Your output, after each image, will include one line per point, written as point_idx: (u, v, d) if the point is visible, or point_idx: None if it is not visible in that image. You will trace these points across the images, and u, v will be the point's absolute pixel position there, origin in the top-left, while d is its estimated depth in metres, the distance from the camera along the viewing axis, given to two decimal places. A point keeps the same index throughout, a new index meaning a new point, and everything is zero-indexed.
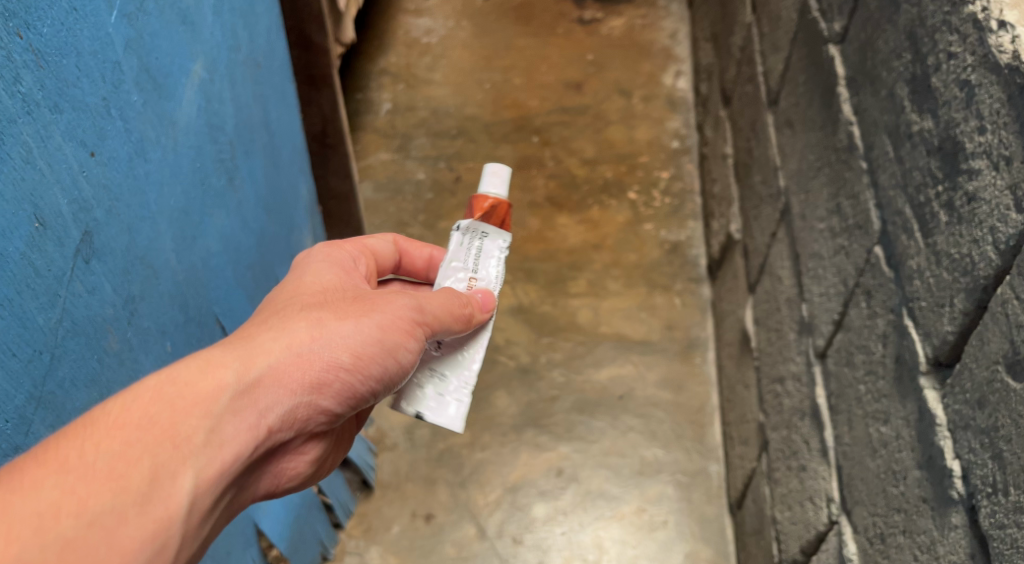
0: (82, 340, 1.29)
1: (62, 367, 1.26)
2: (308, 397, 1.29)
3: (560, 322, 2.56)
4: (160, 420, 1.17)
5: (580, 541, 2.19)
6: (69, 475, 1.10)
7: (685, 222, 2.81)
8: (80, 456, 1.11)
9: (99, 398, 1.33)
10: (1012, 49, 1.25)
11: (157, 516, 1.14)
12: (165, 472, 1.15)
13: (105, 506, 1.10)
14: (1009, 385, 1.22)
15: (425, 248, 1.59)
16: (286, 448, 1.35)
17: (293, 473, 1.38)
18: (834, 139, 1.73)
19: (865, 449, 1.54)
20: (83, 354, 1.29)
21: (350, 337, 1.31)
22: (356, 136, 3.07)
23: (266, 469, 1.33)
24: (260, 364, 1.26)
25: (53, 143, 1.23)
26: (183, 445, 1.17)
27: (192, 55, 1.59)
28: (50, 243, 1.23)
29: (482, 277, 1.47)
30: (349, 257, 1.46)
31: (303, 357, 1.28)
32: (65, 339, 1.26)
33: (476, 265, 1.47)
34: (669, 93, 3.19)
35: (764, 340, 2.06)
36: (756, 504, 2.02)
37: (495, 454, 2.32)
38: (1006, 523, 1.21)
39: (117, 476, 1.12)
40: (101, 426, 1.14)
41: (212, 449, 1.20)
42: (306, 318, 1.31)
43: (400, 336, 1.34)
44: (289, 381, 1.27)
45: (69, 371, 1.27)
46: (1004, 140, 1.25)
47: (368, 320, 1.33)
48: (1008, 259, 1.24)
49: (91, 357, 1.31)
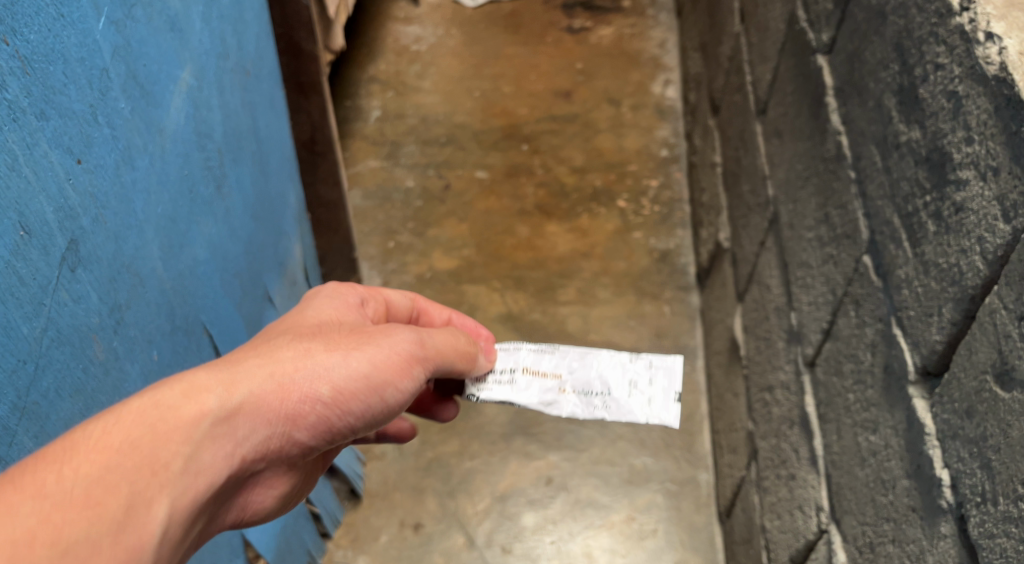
0: (67, 350, 1.28)
1: (46, 377, 1.25)
2: (285, 428, 1.26)
3: (549, 330, 2.57)
4: (140, 444, 1.13)
5: (569, 550, 2.18)
6: (46, 502, 1.06)
7: (674, 230, 2.81)
8: (58, 482, 1.07)
9: (84, 408, 1.32)
10: (999, 61, 1.25)
11: (130, 546, 1.10)
12: (141, 500, 1.12)
13: (78, 535, 1.06)
14: (997, 394, 1.23)
15: (446, 311, 1.63)
16: (259, 481, 1.33)
17: (256, 506, 1.34)
18: (822, 148, 1.74)
19: (854, 457, 1.54)
20: (67, 363, 1.28)
21: (336, 371, 1.29)
22: (345, 144, 3.06)
23: (236, 500, 1.31)
24: (243, 390, 1.22)
25: (39, 151, 1.23)
26: (161, 472, 1.14)
27: (180, 61, 1.59)
28: (35, 251, 1.22)
29: (518, 364, 1.45)
30: (357, 297, 1.48)
31: (288, 387, 1.26)
32: (50, 349, 1.25)
33: (509, 369, 1.46)
34: (658, 102, 3.20)
35: (753, 348, 2.07)
36: (745, 512, 2.02)
37: (484, 463, 2.32)
38: (996, 532, 1.21)
39: (94, 503, 1.08)
40: (80, 450, 1.10)
41: (188, 477, 1.17)
42: (293, 348, 1.28)
43: (393, 373, 1.34)
44: (267, 410, 1.24)
45: (53, 381, 1.26)
46: (992, 152, 1.25)
47: (359, 354, 1.31)
48: (996, 269, 1.25)
49: (76, 366, 1.30)
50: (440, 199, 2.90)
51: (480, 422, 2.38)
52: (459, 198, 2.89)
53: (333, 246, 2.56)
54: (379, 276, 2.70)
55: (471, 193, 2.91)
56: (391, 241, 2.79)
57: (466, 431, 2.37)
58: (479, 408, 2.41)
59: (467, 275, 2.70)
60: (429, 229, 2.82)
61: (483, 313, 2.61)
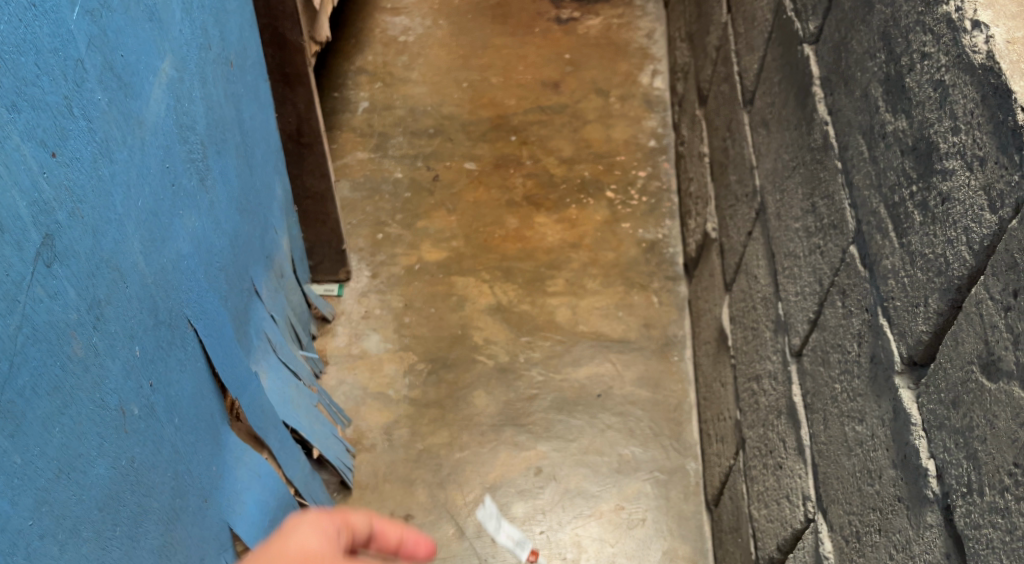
0: (44, 347, 1.28)
1: (23, 374, 1.24)
2: None
3: (538, 321, 2.58)
4: None
5: (558, 540, 2.18)
6: None
7: (662, 221, 2.82)
8: None
9: (62, 406, 1.31)
10: (986, 49, 1.26)
11: None
12: None
13: None
14: (983, 385, 1.24)
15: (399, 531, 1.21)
16: None
17: None
18: (809, 139, 1.75)
19: (841, 447, 1.55)
20: (44, 361, 1.28)
21: None
22: (333, 135, 3.05)
23: None
24: None
25: (12, 144, 1.22)
26: None
27: (160, 53, 1.58)
28: (9, 247, 1.22)
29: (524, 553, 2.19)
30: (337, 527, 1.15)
31: None
32: (25, 346, 1.25)
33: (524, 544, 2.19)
34: (646, 92, 3.21)
35: (740, 337, 2.08)
36: (732, 501, 2.03)
37: (473, 454, 2.32)
38: (981, 523, 1.22)
39: None
40: None
41: None
42: None
43: None
44: None
45: (29, 378, 1.25)
46: (978, 141, 1.26)
47: None
48: (982, 259, 1.26)
49: (55, 364, 1.30)
50: (429, 190, 2.89)
51: (469, 413, 2.39)
52: (447, 189, 2.89)
53: (321, 238, 2.56)
54: (367, 268, 2.69)
55: (459, 184, 2.91)
56: (380, 233, 2.78)
57: (455, 422, 2.37)
58: (469, 399, 2.41)
59: (455, 266, 2.70)
60: (418, 220, 2.81)
61: (472, 304, 2.61)
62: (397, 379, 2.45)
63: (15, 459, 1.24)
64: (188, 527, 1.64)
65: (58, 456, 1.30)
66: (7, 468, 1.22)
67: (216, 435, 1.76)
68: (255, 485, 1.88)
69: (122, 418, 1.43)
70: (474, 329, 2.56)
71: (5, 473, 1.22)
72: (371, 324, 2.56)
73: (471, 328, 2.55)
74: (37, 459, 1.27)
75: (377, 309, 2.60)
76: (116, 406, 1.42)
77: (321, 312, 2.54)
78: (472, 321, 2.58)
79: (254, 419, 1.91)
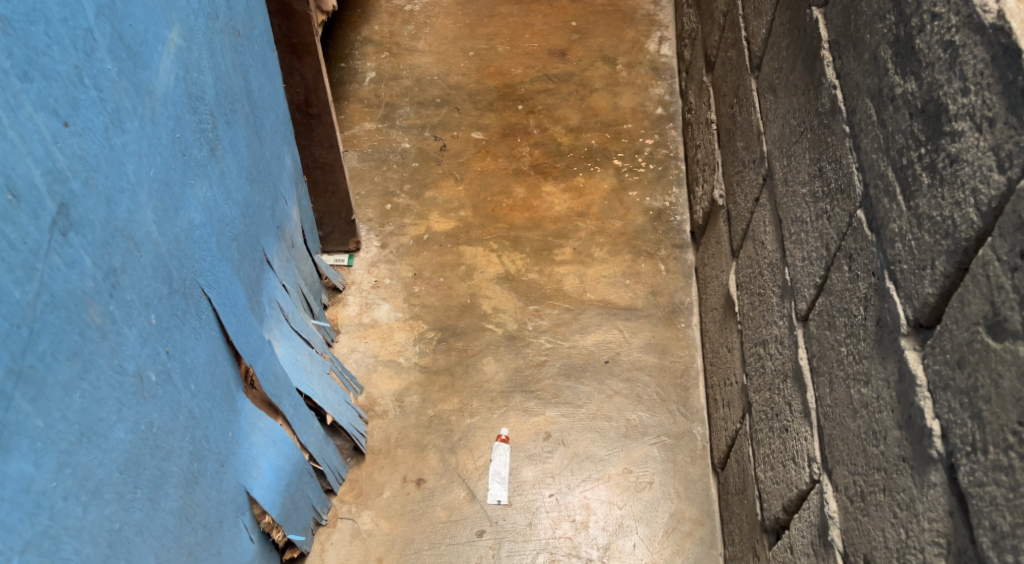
0: (62, 314, 1.31)
1: (41, 341, 1.27)
2: None
3: (546, 289, 2.61)
4: None
5: (568, 502, 2.22)
6: None
7: (669, 189, 2.84)
8: None
9: (82, 371, 1.34)
10: (997, 9, 1.29)
11: None
12: None
13: None
14: (989, 344, 1.27)
15: None
16: None
17: None
18: (817, 103, 1.76)
19: (847, 409, 1.59)
20: (63, 328, 1.31)
21: None
22: (341, 105, 3.07)
23: None
24: None
25: (24, 113, 1.24)
26: None
27: (169, 23, 1.60)
28: (24, 215, 1.24)
29: None
30: None
31: None
32: (44, 313, 1.28)
33: None
34: (654, 59, 3.23)
35: (747, 303, 2.11)
36: (739, 464, 2.07)
37: (484, 420, 2.36)
38: (985, 480, 1.26)
39: None
40: None
41: None
42: None
43: None
44: None
45: (48, 344, 1.28)
46: (988, 102, 1.29)
47: None
48: (989, 220, 1.29)
49: (73, 331, 1.33)
50: (436, 159, 2.91)
51: (479, 380, 2.42)
52: (455, 159, 2.91)
53: (331, 209, 2.59)
54: (377, 239, 2.72)
55: (467, 153, 2.93)
56: (388, 203, 2.80)
57: (466, 389, 2.41)
58: (478, 366, 2.45)
59: (464, 235, 2.73)
60: (426, 190, 2.83)
61: (480, 273, 2.64)
62: (406, 347, 2.49)
63: (36, 423, 1.27)
64: (207, 490, 1.68)
65: (80, 421, 1.34)
66: (29, 431, 1.26)
67: (232, 401, 1.79)
68: (271, 449, 1.92)
69: (140, 384, 1.47)
70: (483, 298, 2.59)
71: (28, 435, 1.26)
72: (382, 293, 2.60)
73: (480, 297, 2.58)
74: (59, 422, 1.30)
75: (386, 279, 2.63)
76: (134, 372, 1.45)
77: (332, 282, 2.58)
78: (481, 289, 2.61)
79: (269, 387, 1.95)
